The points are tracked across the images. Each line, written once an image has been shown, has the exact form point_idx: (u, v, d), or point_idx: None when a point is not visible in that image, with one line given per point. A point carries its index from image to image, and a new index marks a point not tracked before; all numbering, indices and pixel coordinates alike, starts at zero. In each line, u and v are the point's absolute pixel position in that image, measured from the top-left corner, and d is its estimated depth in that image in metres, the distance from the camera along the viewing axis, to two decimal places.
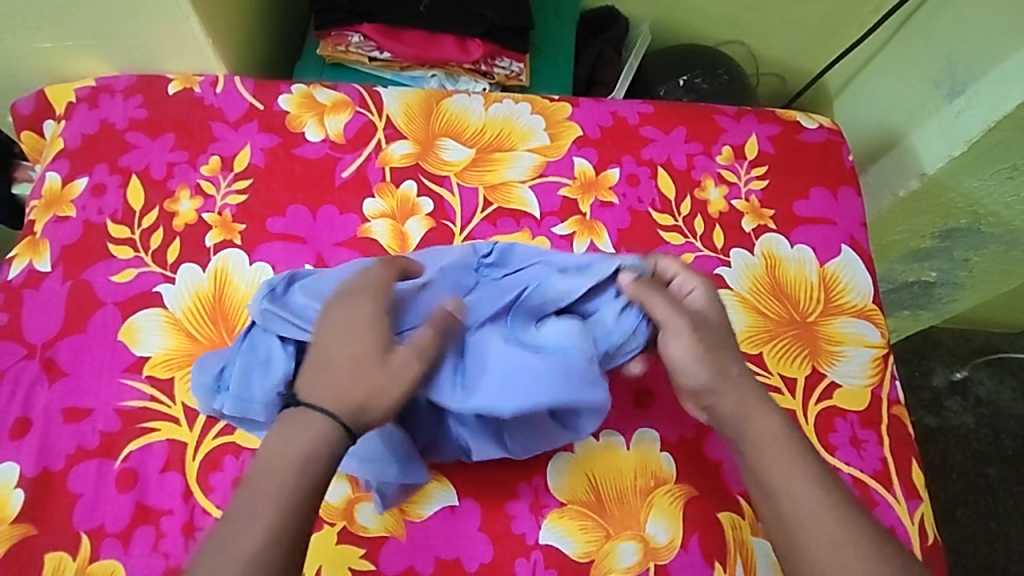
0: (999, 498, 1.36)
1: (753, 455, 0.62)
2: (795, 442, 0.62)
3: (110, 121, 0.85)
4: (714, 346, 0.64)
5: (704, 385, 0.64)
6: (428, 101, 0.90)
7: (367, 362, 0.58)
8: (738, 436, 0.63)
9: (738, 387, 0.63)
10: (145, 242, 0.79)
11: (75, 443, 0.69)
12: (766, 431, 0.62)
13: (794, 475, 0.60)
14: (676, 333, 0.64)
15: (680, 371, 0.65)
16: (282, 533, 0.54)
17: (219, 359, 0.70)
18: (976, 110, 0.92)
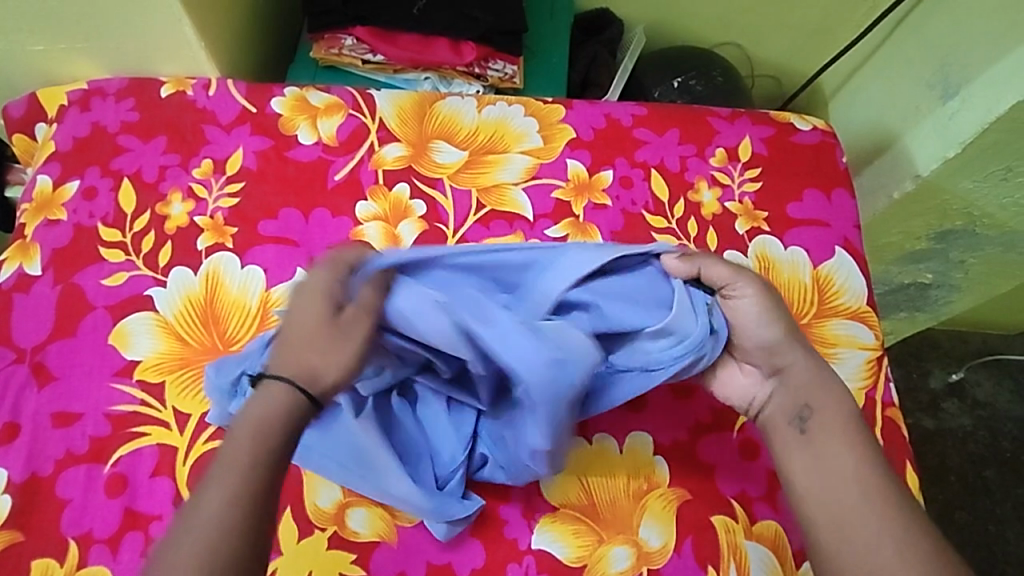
0: (997, 501, 1.36)
1: (818, 436, 0.61)
2: (859, 431, 0.61)
3: (102, 124, 0.85)
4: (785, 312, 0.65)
5: (771, 344, 0.64)
6: (421, 103, 0.90)
7: (324, 332, 0.57)
8: (805, 413, 0.62)
9: (805, 354, 0.64)
10: (136, 245, 0.79)
11: (64, 448, 0.68)
12: (831, 414, 0.62)
13: (852, 459, 0.59)
14: (746, 288, 0.64)
15: (746, 329, 0.64)
16: (253, 484, 0.52)
17: (236, 363, 0.67)
18: (969, 111, 0.92)
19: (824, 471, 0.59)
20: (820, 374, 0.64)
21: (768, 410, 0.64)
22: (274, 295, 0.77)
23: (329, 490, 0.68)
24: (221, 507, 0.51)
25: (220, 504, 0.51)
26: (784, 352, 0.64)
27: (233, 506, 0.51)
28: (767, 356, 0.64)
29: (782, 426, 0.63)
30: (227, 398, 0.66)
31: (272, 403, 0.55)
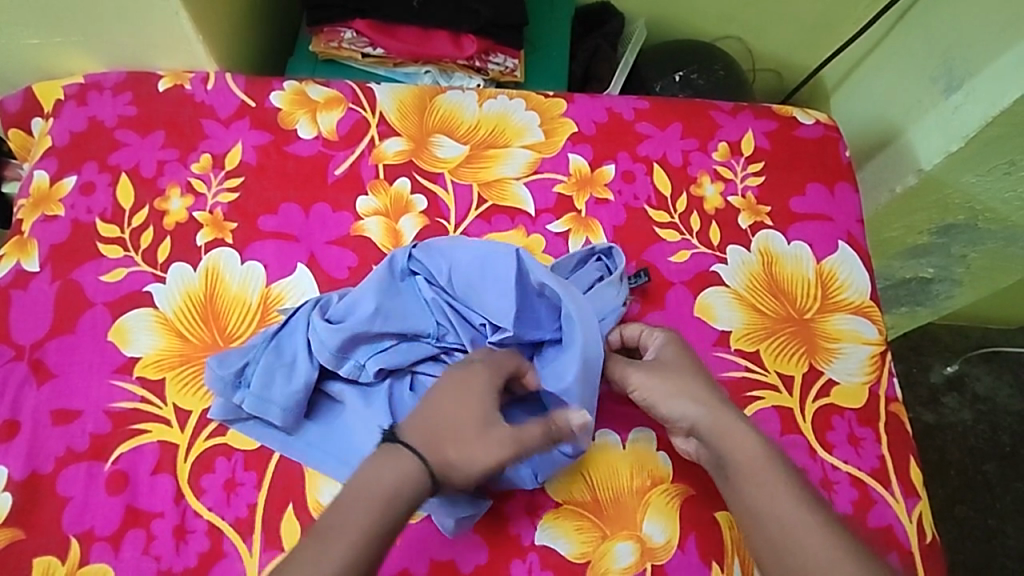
0: (996, 495, 1.36)
1: (737, 479, 0.64)
2: (775, 461, 0.64)
3: (99, 119, 0.84)
4: (672, 377, 0.68)
5: (673, 417, 0.67)
6: (421, 98, 0.89)
7: (468, 428, 0.61)
8: (721, 461, 0.65)
9: (704, 410, 0.66)
10: (135, 241, 0.78)
11: (64, 445, 0.68)
12: (745, 456, 0.64)
13: (774, 499, 0.62)
14: (637, 376, 0.69)
15: (652, 411, 0.69)
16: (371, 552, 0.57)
17: (241, 355, 0.70)
18: (972, 105, 0.92)
19: (749, 516, 0.63)
20: (721, 417, 0.66)
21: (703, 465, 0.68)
22: (274, 291, 0.76)
23: (332, 486, 0.67)
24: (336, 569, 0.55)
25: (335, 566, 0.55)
26: (681, 419, 0.67)
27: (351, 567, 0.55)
28: (674, 427, 0.68)
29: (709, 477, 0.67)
30: (231, 389, 0.69)
31: (394, 472, 0.59)
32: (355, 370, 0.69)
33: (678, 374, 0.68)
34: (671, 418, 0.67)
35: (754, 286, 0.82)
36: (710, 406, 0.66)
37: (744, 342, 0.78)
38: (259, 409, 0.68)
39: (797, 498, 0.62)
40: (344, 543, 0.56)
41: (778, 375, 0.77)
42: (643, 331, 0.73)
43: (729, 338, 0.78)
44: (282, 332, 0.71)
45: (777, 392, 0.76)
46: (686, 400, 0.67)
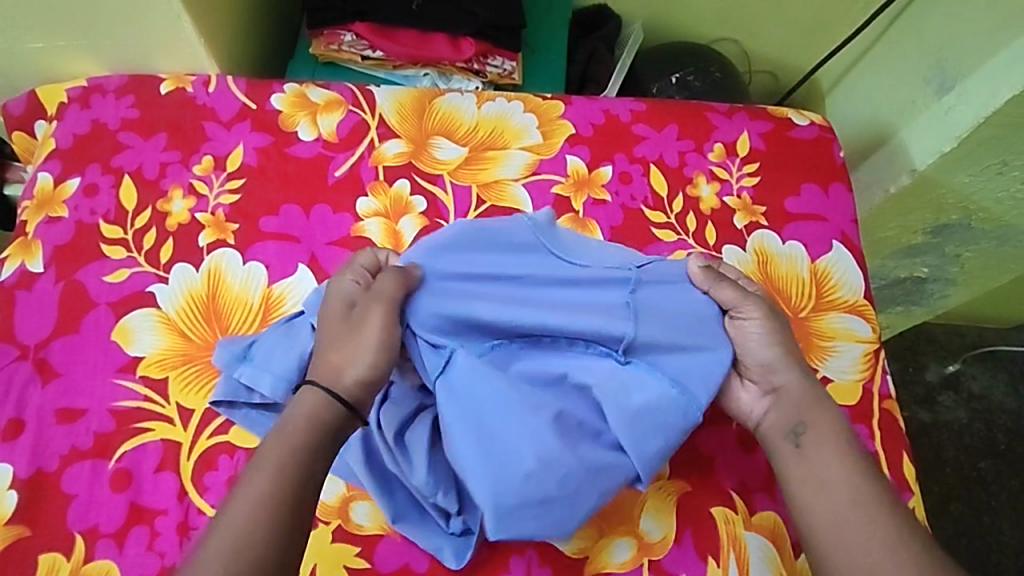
0: (992, 493, 1.37)
1: (811, 448, 0.64)
2: (850, 440, 0.65)
3: (103, 121, 0.85)
4: (782, 327, 0.70)
5: (768, 363, 0.68)
6: (421, 100, 0.90)
7: (340, 328, 0.65)
8: (800, 426, 0.65)
9: (799, 373, 0.68)
10: (138, 242, 0.79)
11: (69, 444, 0.68)
12: (824, 425, 0.65)
13: (845, 471, 0.62)
14: (751, 312, 0.69)
15: (748, 348, 0.68)
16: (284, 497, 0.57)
17: (247, 337, 0.72)
18: (964, 106, 0.93)
19: (813, 482, 0.63)
20: (811, 387, 0.68)
21: (766, 425, 0.67)
22: (276, 292, 0.77)
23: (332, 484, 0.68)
24: (250, 509, 0.56)
25: (248, 505, 0.57)
26: (777, 370, 0.68)
27: (262, 506, 0.56)
28: (766, 373, 0.68)
29: (779, 441, 0.66)
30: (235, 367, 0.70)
31: (305, 407, 0.61)
32: None
33: (783, 335, 0.70)
34: (767, 363, 0.68)
35: None
36: (806, 373, 0.68)
37: None
38: (253, 379, 0.68)
39: (863, 476, 0.62)
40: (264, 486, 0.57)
41: None
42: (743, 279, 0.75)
43: None
44: (298, 315, 0.71)
45: None
46: (784, 359, 0.68)
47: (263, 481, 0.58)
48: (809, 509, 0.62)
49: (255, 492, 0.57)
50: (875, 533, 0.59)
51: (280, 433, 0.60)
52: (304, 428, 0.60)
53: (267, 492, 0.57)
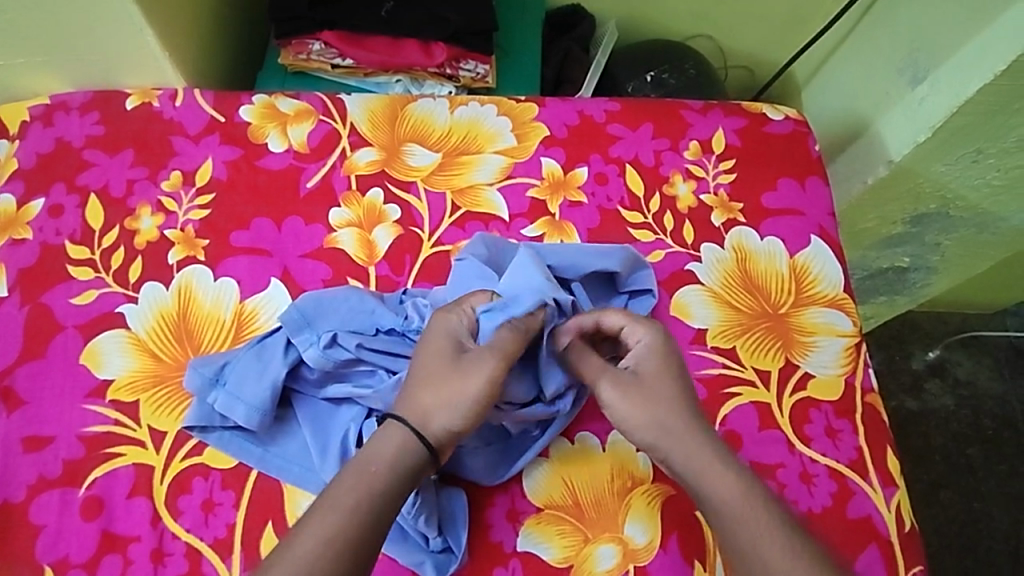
0: (981, 478, 1.38)
1: (715, 517, 0.62)
2: (763, 502, 0.61)
3: (66, 139, 0.83)
4: (650, 398, 0.65)
5: (646, 443, 0.65)
6: (392, 107, 0.89)
7: (443, 372, 0.63)
8: (700, 498, 0.63)
9: (679, 446, 0.64)
10: (105, 262, 0.77)
11: (36, 473, 0.67)
12: (722, 497, 0.62)
13: (756, 547, 0.60)
14: (607, 397, 0.66)
15: (622, 429, 0.66)
16: (359, 525, 0.57)
17: (220, 355, 0.71)
18: (939, 96, 0.92)
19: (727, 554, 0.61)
20: (700, 456, 0.63)
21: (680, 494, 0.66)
22: (247, 308, 0.76)
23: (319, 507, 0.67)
24: (319, 547, 0.56)
25: (318, 542, 0.56)
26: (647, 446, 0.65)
27: (329, 544, 0.56)
28: (650, 452, 0.65)
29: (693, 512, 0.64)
30: (210, 388, 0.69)
31: (387, 444, 0.61)
32: (350, 359, 0.69)
33: (657, 395, 0.65)
34: (647, 444, 0.65)
35: (728, 283, 0.82)
36: (689, 441, 0.64)
37: (721, 339, 0.79)
38: (227, 407, 0.67)
39: (787, 539, 0.60)
40: (343, 508, 0.57)
41: (754, 371, 0.77)
42: (627, 324, 0.68)
43: (706, 336, 0.79)
44: (268, 336, 0.70)
45: (754, 388, 0.77)
46: (663, 435, 0.64)
47: (335, 516, 0.57)
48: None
49: (323, 526, 0.56)
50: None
51: (382, 469, 0.60)
52: (384, 465, 0.60)
53: (337, 529, 0.57)
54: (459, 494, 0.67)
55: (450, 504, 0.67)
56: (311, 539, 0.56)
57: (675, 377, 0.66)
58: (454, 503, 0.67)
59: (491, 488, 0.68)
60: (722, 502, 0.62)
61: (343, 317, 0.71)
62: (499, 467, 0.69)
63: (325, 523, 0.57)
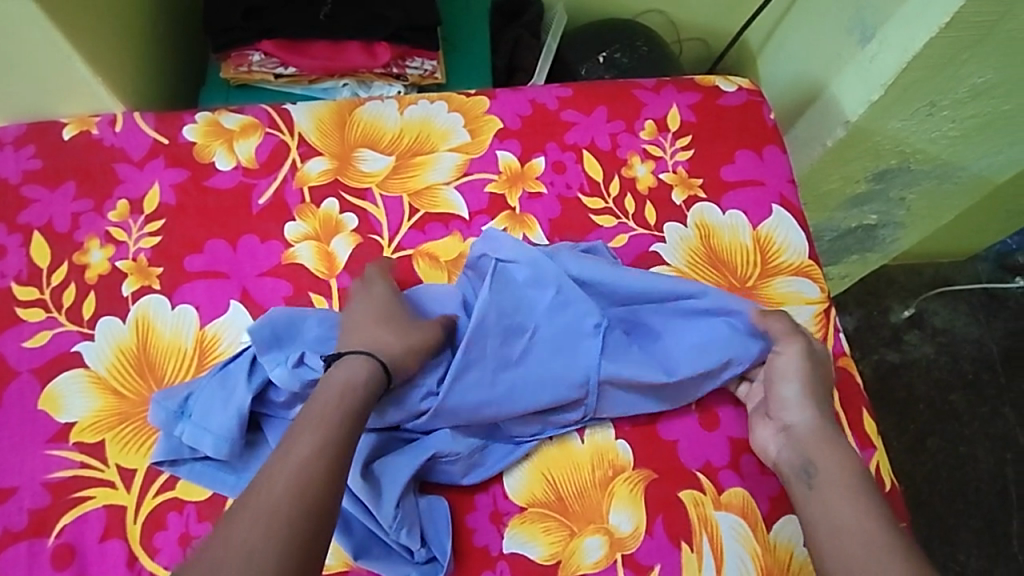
0: (965, 422, 1.41)
1: (819, 484, 0.63)
2: (866, 484, 0.62)
3: (3, 177, 0.80)
4: (817, 375, 0.69)
5: (795, 400, 0.67)
6: (340, 112, 0.87)
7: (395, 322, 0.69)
8: (811, 466, 0.64)
9: (818, 417, 0.66)
10: (56, 301, 0.75)
11: (4, 526, 0.65)
12: (837, 470, 0.63)
13: (858, 518, 0.59)
14: (788, 347, 0.69)
15: (774, 380, 0.69)
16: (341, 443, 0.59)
17: (183, 387, 0.69)
18: (887, 53, 0.92)
19: (822, 519, 0.61)
20: (828, 432, 0.65)
21: (780, 463, 0.66)
22: (209, 333, 0.74)
23: None
24: (303, 462, 0.56)
25: (303, 458, 0.57)
26: (789, 407, 0.67)
27: (318, 458, 0.57)
28: (781, 410, 0.68)
29: (791, 480, 0.65)
30: (176, 421, 0.67)
31: (353, 369, 0.64)
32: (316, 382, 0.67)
33: (822, 380, 0.69)
34: (790, 400, 0.67)
35: (695, 261, 0.82)
36: (826, 419, 0.66)
37: None
38: (195, 439, 0.66)
39: (874, 519, 0.59)
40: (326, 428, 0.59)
41: None
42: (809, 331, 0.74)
43: None
44: (230, 362, 0.69)
45: None
46: (809, 401, 0.67)
47: (319, 435, 0.59)
48: (821, 550, 0.60)
49: (305, 448, 0.57)
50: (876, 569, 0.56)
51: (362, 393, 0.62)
52: (361, 386, 0.63)
53: (319, 446, 0.58)
54: (440, 501, 0.67)
55: (432, 514, 0.66)
56: (296, 459, 0.57)
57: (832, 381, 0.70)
58: (437, 512, 0.66)
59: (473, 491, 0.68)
60: (837, 472, 0.62)
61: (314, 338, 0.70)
62: (474, 466, 0.68)
63: (307, 441, 0.58)
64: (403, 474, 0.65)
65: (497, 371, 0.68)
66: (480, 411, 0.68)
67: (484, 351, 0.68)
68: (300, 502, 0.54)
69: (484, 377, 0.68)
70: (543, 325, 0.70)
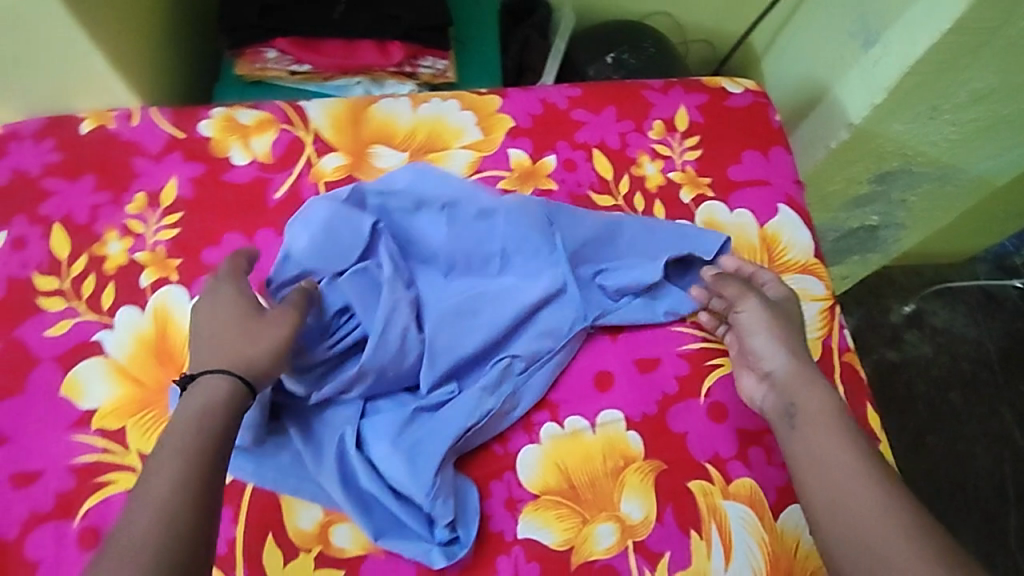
0: (964, 421, 1.43)
1: (802, 427, 0.66)
2: (844, 424, 0.65)
3: (24, 169, 0.81)
4: (784, 321, 0.73)
5: (767, 350, 0.71)
6: (354, 110, 0.88)
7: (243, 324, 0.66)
8: (792, 409, 0.67)
9: (792, 358, 0.70)
10: (77, 291, 0.76)
11: (27, 509, 0.66)
12: (817, 408, 0.66)
13: (841, 454, 0.63)
14: (748, 303, 0.74)
15: (745, 335, 0.73)
16: (196, 470, 0.56)
17: None
18: (890, 58, 0.95)
19: (806, 458, 0.64)
20: (805, 369, 0.69)
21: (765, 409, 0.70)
22: None
23: (309, 510, 0.67)
24: (169, 492, 0.54)
25: (167, 488, 0.54)
26: (764, 355, 0.71)
27: (181, 487, 0.55)
28: (756, 360, 0.72)
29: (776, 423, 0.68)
30: None
31: (214, 390, 0.61)
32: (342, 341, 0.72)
33: (789, 324, 0.73)
34: (761, 351, 0.71)
35: None
36: (798, 356, 0.70)
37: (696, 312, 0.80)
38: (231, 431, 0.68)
39: (857, 458, 0.62)
40: (180, 459, 0.56)
41: None
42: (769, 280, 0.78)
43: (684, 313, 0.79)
44: None
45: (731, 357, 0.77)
46: (779, 346, 0.71)
47: (179, 464, 0.56)
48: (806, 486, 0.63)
49: (166, 481, 0.55)
50: (867, 505, 0.59)
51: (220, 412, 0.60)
52: (219, 408, 0.60)
53: (179, 477, 0.55)
54: (471, 487, 0.68)
55: (462, 497, 0.68)
56: (150, 496, 0.54)
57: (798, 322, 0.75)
58: (464, 496, 0.68)
59: (488, 478, 0.70)
60: (817, 413, 0.66)
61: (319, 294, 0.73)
62: (504, 413, 0.72)
63: (166, 475, 0.55)
64: (439, 447, 0.68)
65: (473, 316, 0.75)
66: (461, 347, 0.73)
67: (442, 290, 0.76)
68: (167, 533, 0.52)
69: (458, 323, 0.74)
70: (491, 270, 0.78)
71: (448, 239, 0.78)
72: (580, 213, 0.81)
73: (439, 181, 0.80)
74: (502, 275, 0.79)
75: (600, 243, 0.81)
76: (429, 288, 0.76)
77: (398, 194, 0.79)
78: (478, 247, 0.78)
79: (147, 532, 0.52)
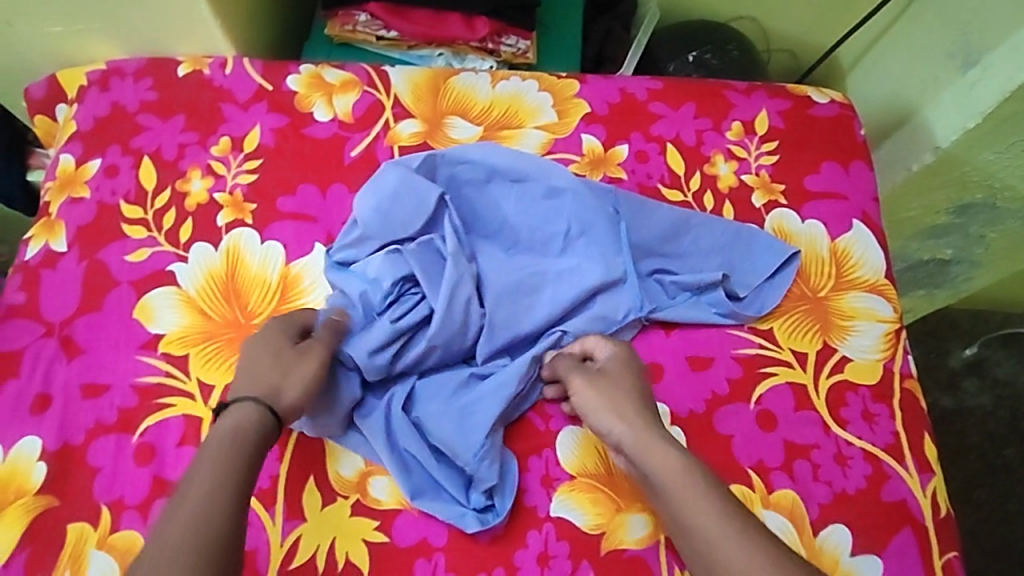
0: (1017, 480, 1.36)
1: (661, 494, 0.62)
2: (702, 478, 0.62)
3: (121, 104, 0.86)
4: (613, 388, 0.68)
5: (610, 427, 0.67)
6: (435, 80, 0.89)
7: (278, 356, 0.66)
8: (648, 477, 0.64)
9: (632, 428, 0.66)
10: (158, 222, 0.80)
11: (94, 418, 0.70)
12: (668, 473, 0.62)
13: (704, 518, 0.59)
14: (577, 382, 0.69)
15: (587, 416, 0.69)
16: (229, 480, 0.58)
17: None
18: (990, 82, 0.91)
19: (676, 527, 0.61)
20: (648, 435, 0.65)
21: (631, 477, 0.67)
22: (293, 271, 0.78)
23: (352, 458, 0.69)
24: (201, 503, 0.56)
25: (199, 500, 0.56)
26: (608, 429, 0.67)
27: (215, 493, 0.57)
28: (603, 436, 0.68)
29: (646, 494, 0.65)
30: None
31: (243, 415, 0.62)
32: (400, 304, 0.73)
33: (620, 388, 0.68)
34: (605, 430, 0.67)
35: None
36: (636, 423, 0.66)
37: (759, 319, 0.78)
38: None
39: (722, 520, 0.59)
40: (214, 470, 0.58)
41: (791, 351, 0.77)
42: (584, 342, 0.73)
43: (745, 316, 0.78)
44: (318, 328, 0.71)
45: (790, 368, 0.76)
46: (616, 419, 0.66)
47: (211, 475, 0.58)
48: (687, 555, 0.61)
49: (173, 536, 0.54)
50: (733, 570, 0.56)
51: (250, 430, 0.61)
52: (248, 432, 0.61)
53: (211, 487, 0.57)
54: (510, 461, 0.69)
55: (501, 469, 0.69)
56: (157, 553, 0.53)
57: (638, 380, 0.70)
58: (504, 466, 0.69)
59: (526, 453, 0.70)
60: (665, 479, 0.62)
61: (385, 263, 0.75)
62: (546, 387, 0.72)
63: (197, 486, 0.57)
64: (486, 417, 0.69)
65: (529, 296, 0.75)
66: (516, 324, 0.74)
67: (504, 266, 0.76)
68: (197, 542, 0.54)
69: (514, 301, 0.75)
70: (554, 254, 0.78)
71: (519, 212, 0.79)
72: (649, 210, 0.80)
73: (513, 158, 0.80)
74: (563, 256, 0.78)
75: (667, 239, 0.80)
76: (490, 262, 0.77)
77: (466, 171, 0.80)
78: (545, 229, 0.79)
79: (177, 543, 0.53)
